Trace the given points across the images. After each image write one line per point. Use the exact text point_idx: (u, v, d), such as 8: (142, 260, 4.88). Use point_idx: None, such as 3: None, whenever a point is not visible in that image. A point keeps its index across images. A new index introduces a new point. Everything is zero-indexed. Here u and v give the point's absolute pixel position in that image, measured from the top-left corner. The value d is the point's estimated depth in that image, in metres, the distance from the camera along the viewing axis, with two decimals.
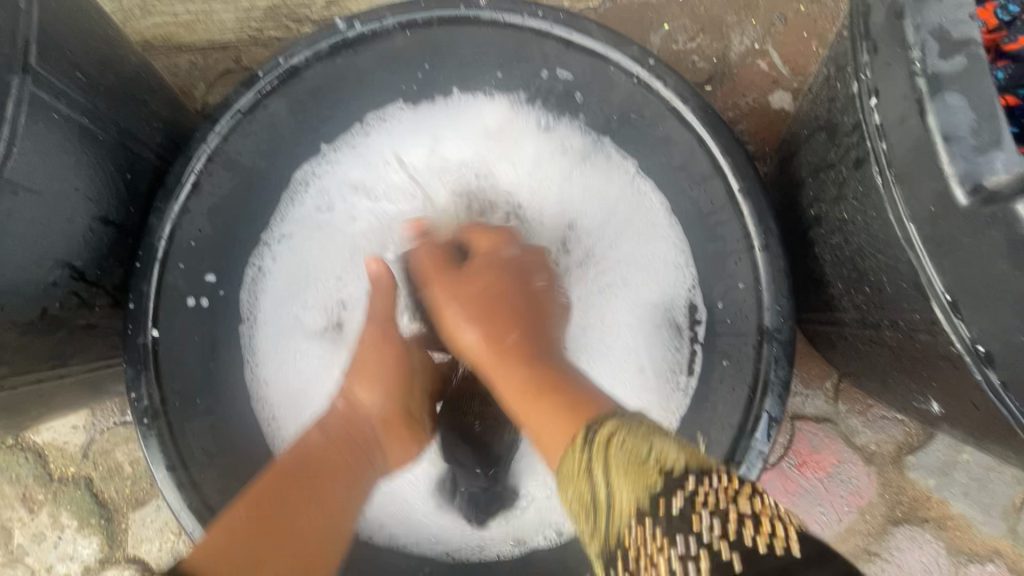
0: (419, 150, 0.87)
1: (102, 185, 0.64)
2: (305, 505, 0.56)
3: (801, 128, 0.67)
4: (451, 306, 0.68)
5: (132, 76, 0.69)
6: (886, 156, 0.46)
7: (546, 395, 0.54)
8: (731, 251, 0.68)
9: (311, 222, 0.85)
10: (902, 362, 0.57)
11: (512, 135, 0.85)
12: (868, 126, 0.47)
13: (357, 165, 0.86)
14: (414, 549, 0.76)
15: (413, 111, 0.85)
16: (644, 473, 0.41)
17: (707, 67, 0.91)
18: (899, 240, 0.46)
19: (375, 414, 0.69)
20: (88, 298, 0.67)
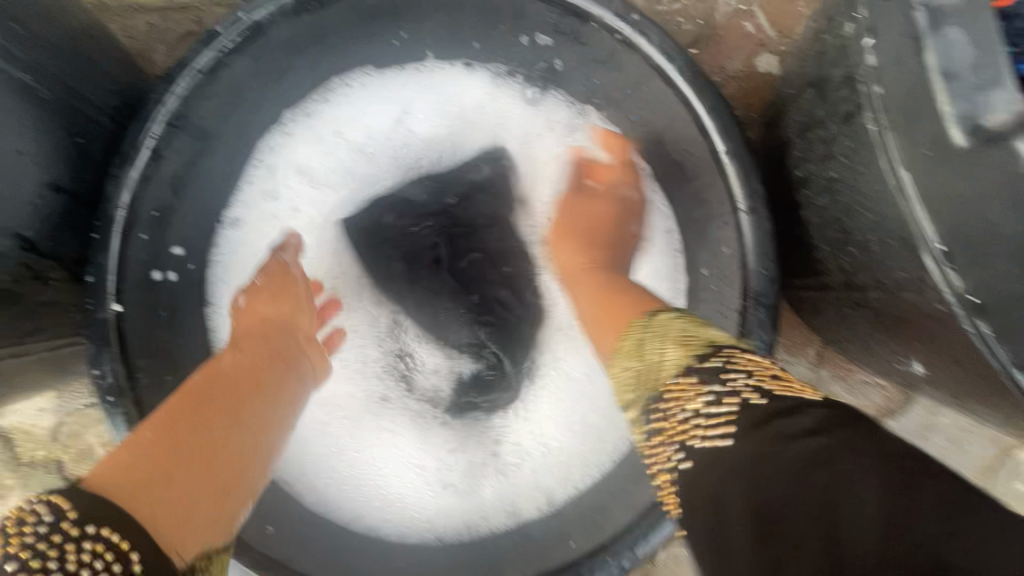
0: (390, 123, 0.80)
1: (51, 150, 0.59)
2: (215, 428, 0.57)
3: (787, 89, 0.65)
4: (595, 273, 0.70)
5: (80, 32, 0.64)
6: (880, 102, 0.43)
7: (620, 283, 0.68)
8: (716, 215, 0.66)
9: (269, 206, 0.79)
10: (885, 323, 0.56)
11: (498, 106, 0.79)
12: (863, 68, 0.44)
13: (307, 141, 0.79)
14: (400, 535, 0.76)
15: (381, 84, 0.79)
16: (687, 347, 0.52)
17: (693, 29, 0.88)
18: (890, 189, 0.45)
19: (239, 360, 0.65)
20: (42, 271, 0.62)
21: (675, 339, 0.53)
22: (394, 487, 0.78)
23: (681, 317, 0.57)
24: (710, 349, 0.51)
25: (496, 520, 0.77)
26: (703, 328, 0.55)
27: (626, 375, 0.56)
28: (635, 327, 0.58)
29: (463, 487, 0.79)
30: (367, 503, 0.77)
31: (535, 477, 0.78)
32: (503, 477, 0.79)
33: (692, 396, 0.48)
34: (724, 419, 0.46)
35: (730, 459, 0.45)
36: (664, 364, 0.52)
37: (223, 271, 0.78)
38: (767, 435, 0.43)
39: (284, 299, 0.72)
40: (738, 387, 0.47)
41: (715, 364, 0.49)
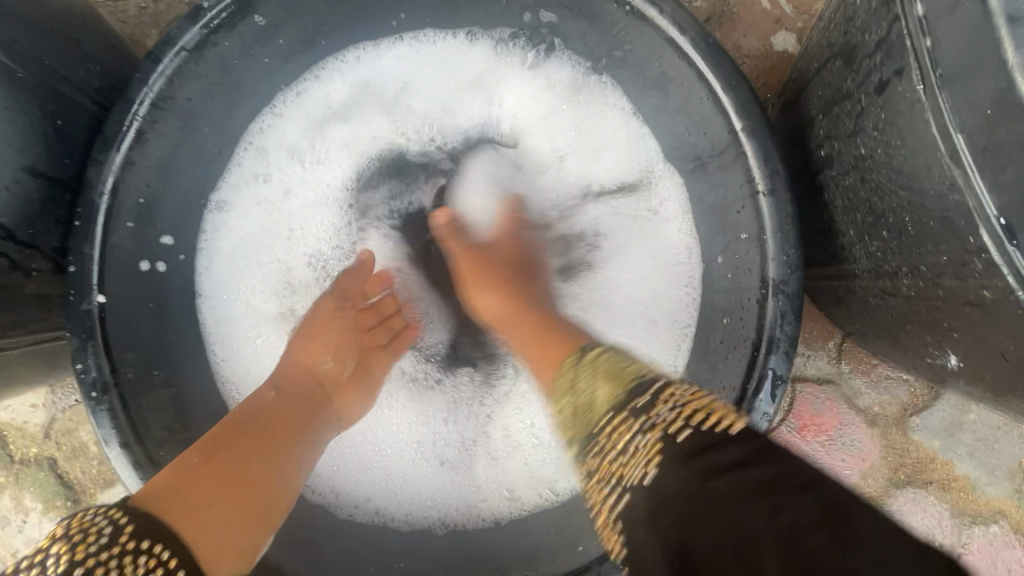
0: (387, 91, 0.77)
1: (27, 132, 0.56)
2: (261, 454, 0.53)
3: (810, 63, 0.61)
4: (507, 306, 0.67)
5: (60, 9, 0.61)
6: (930, 59, 0.40)
7: (530, 316, 0.65)
8: (733, 199, 0.62)
9: (258, 189, 0.76)
10: (920, 314, 0.52)
11: (500, 72, 0.75)
12: (908, 22, 0.40)
13: (295, 120, 0.76)
14: (402, 521, 0.72)
15: (376, 53, 0.75)
16: (620, 382, 0.48)
17: (706, 5, 0.83)
18: (938, 161, 0.40)
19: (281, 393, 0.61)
20: (22, 261, 0.60)
21: (607, 373, 0.49)
22: (392, 466, 0.75)
23: (609, 351, 0.52)
24: (643, 384, 0.47)
25: (497, 504, 0.73)
26: (627, 357, 0.51)
27: (563, 418, 0.51)
28: (567, 367, 0.53)
29: (463, 467, 0.75)
30: (367, 485, 0.74)
31: (536, 459, 0.75)
32: (503, 456, 0.75)
33: (623, 442, 0.44)
34: (648, 453, 0.43)
35: (648, 495, 0.42)
36: (596, 402, 0.48)
37: (213, 258, 0.75)
38: (689, 470, 0.41)
39: (334, 331, 0.68)
40: (661, 430, 0.43)
41: (645, 403, 0.45)
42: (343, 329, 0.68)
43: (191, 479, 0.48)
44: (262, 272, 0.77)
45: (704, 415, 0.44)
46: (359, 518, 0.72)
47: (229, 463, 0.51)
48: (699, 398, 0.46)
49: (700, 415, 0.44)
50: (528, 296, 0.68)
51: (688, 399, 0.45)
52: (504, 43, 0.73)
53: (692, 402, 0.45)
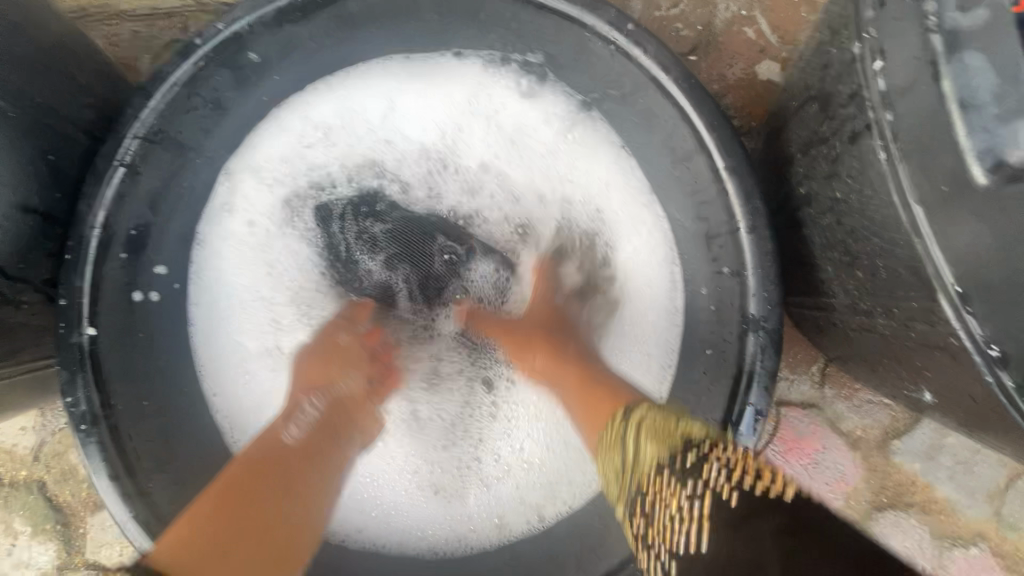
0: (378, 116, 0.75)
1: (19, 170, 0.57)
2: (275, 504, 0.57)
3: (790, 101, 0.63)
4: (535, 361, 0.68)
5: (55, 45, 0.62)
6: (891, 130, 0.41)
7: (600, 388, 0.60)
8: (715, 233, 0.63)
9: (235, 215, 0.74)
10: (894, 351, 0.54)
11: (491, 98, 0.74)
12: (869, 93, 0.42)
13: (275, 138, 0.73)
14: (395, 548, 0.73)
15: (364, 74, 0.73)
16: (666, 438, 0.49)
17: (692, 35, 0.85)
18: (900, 224, 0.42)
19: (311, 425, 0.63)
20: (13, 295, 0.60)
21: (653, 433, 0.50)
22: (382, 495, 0.75)
23: (654, 413, 0.52)
24: (688, 443, 0.48)
25: (486, 533, 0.73)
26: (679, 416, 0.52)
27: (610, 457, 0.54)
28: (618, 421, 0.54)
29: (453, 497, 0.74)
30: (359, 515, 0.74)
31: (520, 490, 0.74)
32: (491, 486, 0.75)
33: (671, 490, 0.46)
34: (696, 517, 0.45)
35: (705, 559, 0.44)
36: (643, 459, 0.49)
37: (202, 291, 0.74)
38: (754, 529, 0.44)
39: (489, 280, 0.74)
40: (717, 484, 0.46)
41: (693, 459, 0.47)
42: (547, 338, 0.68)
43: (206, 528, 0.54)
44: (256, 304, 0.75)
45: (759, 479, 0.46)
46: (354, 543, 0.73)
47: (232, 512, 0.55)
48: (747, 458, 0.48)
49: (756, 479, 0.46)
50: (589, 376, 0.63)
51: (737, 460, 0.48)
52: (491, 66, 0.72)
53: (740, 465, 0.47)
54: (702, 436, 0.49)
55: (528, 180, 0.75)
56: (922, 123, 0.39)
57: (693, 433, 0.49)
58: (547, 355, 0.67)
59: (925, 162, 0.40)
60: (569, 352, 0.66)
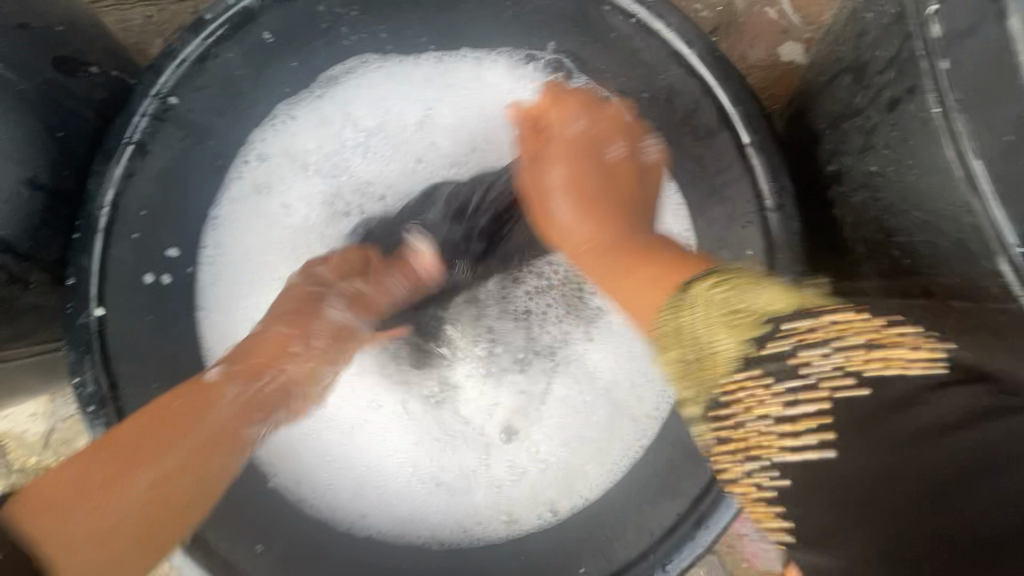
0: (411, 121, 0.75)
1: (25, 145, 0.56)
2: (176, 435, 0.49)
3: (818, 76, 0.60)
4: (601, 224, 0.61)
5: (64, 20, 0.60)
6: (949, 79, 0.40)
7: (639, 239, 0.59)
8: (739, 214, 0.61)
9: (259, 196, 0.74)
10: None
11: (517, 111, 0.74)
12: (926, 42, 0.41)
13: (309, 125, 0.74)
14: (397, 538, 0.70)
15: (403, 74, 0.74)
16: (743, 326, 0.41)
17: (712, 16, 0.83)
18: (958, 182, 0.41)
19: (244, 381, 0.54)
20: (20, 273, 0.59)
21: (721, 319, 0.42)
22: (388, 488, 0.73)
23: (732, 279, 0.44)
24: (767, 326, 0.40)
25: (494, 528, 0.71)
26: (748, 287, 0.43)
27: (675, 369, 0.45)
28: (676, 300, 0.46)
29: (459, 490, 0.73)
30: (361, 502, 0.72)
31: (535, 488, 0.72)
32: (502, 479, 0.73)
33: (760, 389, 0.40)
34: (807, 420, 0.37)
35: (837, 474, 0.36)
36: (716, 351, 0.42)
37: (216, 270, 0.73)
38: (891, 427, 0.34)
39: (570, 153, 0.64)
40: (823, 372, 0.37)
41: (786, 341, 0.39)
42: (575, 152, 0.64)
43: (90, 466, 0.46)
44: (264, 291, 0.75)
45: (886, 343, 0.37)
46: (359, 531, 0.70)
47: (114, 461, 0.46)
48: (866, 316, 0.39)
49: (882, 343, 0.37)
50: (641, 248, 0.57)
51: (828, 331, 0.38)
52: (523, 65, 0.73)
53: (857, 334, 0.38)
54: (787, 308, 0.40)
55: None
56: (986, 72, 0.38)
57: (770, 305, 0.41)
58: (596, 223, 0.61)
59: (988, 113, 0.39)
60: (600, 172, 0.64)
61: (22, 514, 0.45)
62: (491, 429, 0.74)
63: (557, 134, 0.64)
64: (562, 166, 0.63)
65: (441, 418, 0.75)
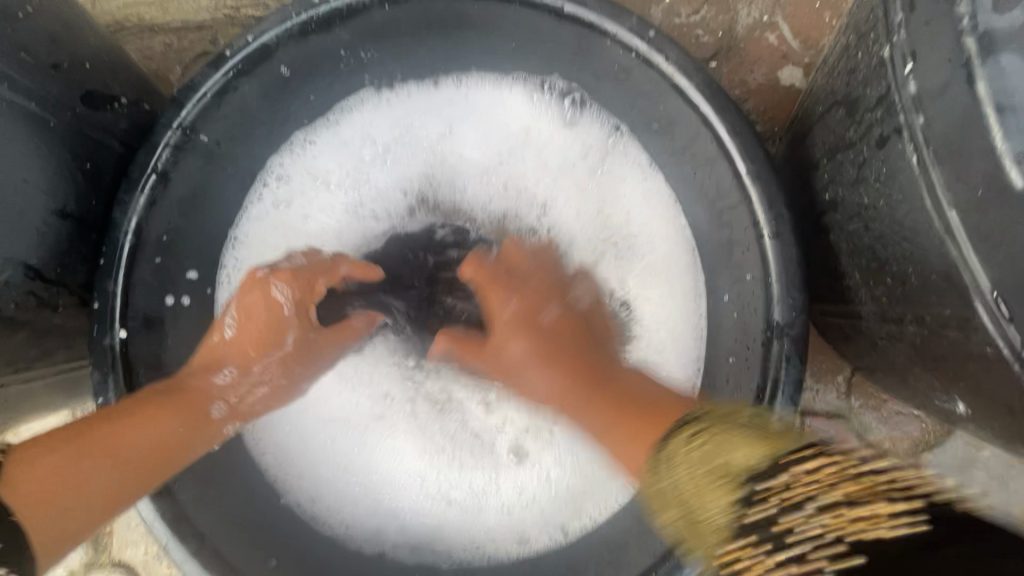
0: (432, 142, 0.78)
1: (56, 178, 0.59)
2: (133, 441, 0.54)
3: (815, 106, 0.62)
4: (583, 403, 0.57)
5: (92, 59, 0.64)
6: (921, 133, 0.41)
7: (596, 379, 0.58)
8: (738, 240, 0.62)
9: (278, 213, 0.77)
10: (925, 359, 0.52)
11: (537, 133, 0.76)
12: (902, 97, 0.42)
13: (329, 146, 0.77)
14: (409, 556, 0.72)
15: (426, 98, 0.77)
16: (731, 486, 0.41)
17: (713, 42, 0.85)
18: (934, 229, 0.42)
19: (225, 395, 0.63)
20: (49, 298, 0.62)
21: (705, 480, 0.42)
22: (402, 502, 0.75)
23: (721, 429, 0.44)
24: (746, 487, 0.41)
25: (506, 547, 0.73)
26: (730, 437, 0.43)
27: (688, 527, 0.44)
28: (653, 459, 0.46)
29: (469, 507, 0.75)
30: (373, 521, 0.74)
31: (544, 508, 0.74)
32: (511, 499, 0.75)
33: (803, 530, 0.39)
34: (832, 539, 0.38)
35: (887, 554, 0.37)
36: (703, 513, 0.42)
37: (234, 282, 0.76)
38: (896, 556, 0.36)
39: (501, 290, 0.66)
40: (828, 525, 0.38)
41: (773, 501, 0.40)
42: (547, 292, 0.67)
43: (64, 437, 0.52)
44: None
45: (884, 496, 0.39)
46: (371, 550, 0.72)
47: (88, 440, 0.52)
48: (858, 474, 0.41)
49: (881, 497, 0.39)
50: (598, 376, 0.58)
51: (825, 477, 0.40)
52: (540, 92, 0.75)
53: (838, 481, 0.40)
54: (762, 461, 0.41)
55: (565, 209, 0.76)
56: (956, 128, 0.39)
57: (744, 459, 0.41)
58: (552, 377, 0.59)
59: (959, 167, 0.39)
60: (559, 349, 0.61)
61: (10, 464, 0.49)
62: (500, 450, 0.76)
63: (494, 266, 0.68)
64: (524, 343, 0.61)
65: (451, 430, 0.76)
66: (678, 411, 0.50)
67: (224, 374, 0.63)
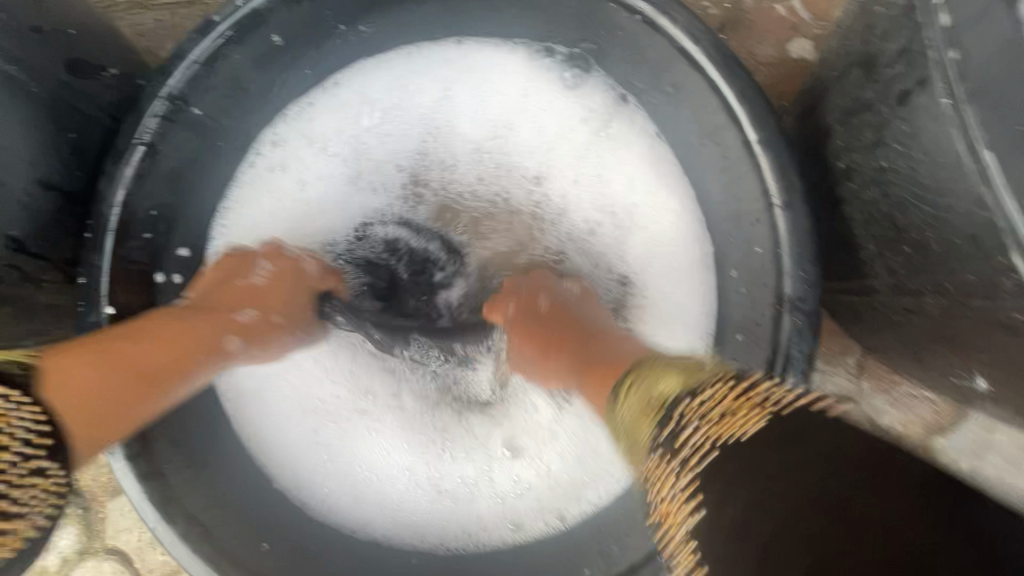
0: (431, 103, 0.74)
1: (40, 147, 0.57)
2: (161, 340, 0.56)
3: (827, 71, 0.59)
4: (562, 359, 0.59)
5: (77, 25, 0.61)
6: (958, 69, 0.38)
7: (598, 354, 0.57)
8: (747, 212, 0.60)
9: (274, 175, 0.74)
10: (944, 333, 0.50)
11: (536, 95, 0.72)
12: (931, 32, 0.39)
13: (325, 107, 0.73)
14: (406, 542, 0.71)
15: (425, 58, 0.73)
16: (649, 414, 0.43)
17: (719, 13, 0.82)
18: (965, 175, 0.39)
19: (245, 333, 0.63)
20: (32, 272, 0.59)
21: (635, 408, 0.45)
22: (390, 490, 0.73)
23: (644, 374, 0.47)
24: (663, 412, 0.42)
25: (500, 535, 0.71)
26: (658, 375, 0.46)
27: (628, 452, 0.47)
28: (609, 408, 0.49)
29: (461, 497, 0.73)
30: (365, 508, 0.72)
31: (540, 498, 0.72)
32: (505, 488, 0.73)
33: (682, 502, 0.41)
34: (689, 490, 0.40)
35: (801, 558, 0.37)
36: (635, 434, 0.45)
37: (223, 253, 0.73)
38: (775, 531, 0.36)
39: (522, 308, 0.64)
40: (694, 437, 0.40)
41: (674, 426, 0.41)
42: (540, 304, 0.64)
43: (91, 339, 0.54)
44: None
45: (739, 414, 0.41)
46: (363, 537, 0.70)
47: (97, 349, 0.52)
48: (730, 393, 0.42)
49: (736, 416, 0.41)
50: (611, 358, 0.55)
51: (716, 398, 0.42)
52: (538, 56, 0.71)
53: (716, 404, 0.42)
54: (675, 390, 0.43)
55: (563, 183, 0.72)
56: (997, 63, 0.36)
57: (668, 387, 0.43)
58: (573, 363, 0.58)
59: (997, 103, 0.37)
60: (549, 319, 0.62)
61: (51, 369, 0.49)
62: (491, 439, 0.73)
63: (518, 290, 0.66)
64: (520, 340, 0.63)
65: (441, 419, 0.74)
66: (633, 361, 0.52)
67: (245, 314, 0.64)
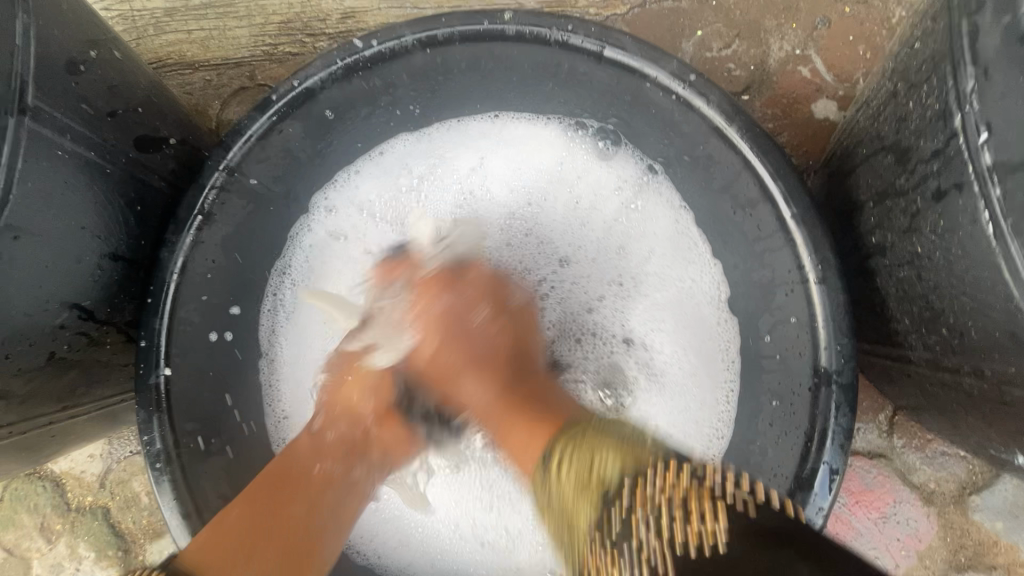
0: (467, 173, 0.79)
1: (108, 222, 0.61)
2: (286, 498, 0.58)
3: (855, 146, 0.61)
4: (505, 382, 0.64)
5: (143, 103, 0.66)
6: (1001, 204, 0.41)
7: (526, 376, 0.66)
8: (780, 282, 0.62)
9: (330, 243, 0.79)
10: (982, 411, 0.51)
11: (569, 169, 0.77)
12: (975, 166, 0.42)
13: (372, 178, 0.79)
14: None
15: (463, 131, 0.78)
16: (594, 485, 0.48)
17: (744, 75, 0.85)
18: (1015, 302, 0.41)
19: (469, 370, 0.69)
20: (98, 337, 0.63)
21: (579, 477, 0.49)
22: (433, 533, 0.74)
23: (583, 442, 0.52)
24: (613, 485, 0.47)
25: None
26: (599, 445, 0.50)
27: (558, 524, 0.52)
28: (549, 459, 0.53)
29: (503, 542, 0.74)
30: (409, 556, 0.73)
31: None
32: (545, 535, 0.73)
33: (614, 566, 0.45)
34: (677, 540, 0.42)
35: None
36: (576, 511, 0.49)
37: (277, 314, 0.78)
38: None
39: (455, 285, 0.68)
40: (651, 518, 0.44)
41: (631, 496, 0.45)
42: (466, 294, 0.67)
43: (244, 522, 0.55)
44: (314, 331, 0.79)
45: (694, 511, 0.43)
46: None
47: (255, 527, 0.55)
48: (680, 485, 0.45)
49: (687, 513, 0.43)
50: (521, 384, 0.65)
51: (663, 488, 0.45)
52: (569, 127, 0.76)
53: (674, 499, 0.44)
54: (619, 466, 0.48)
55: (582, 261, 0.77)
56: None
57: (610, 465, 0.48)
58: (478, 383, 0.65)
59: None
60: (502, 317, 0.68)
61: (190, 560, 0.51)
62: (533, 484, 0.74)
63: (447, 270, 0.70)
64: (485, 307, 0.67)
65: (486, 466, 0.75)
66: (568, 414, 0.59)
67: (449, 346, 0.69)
